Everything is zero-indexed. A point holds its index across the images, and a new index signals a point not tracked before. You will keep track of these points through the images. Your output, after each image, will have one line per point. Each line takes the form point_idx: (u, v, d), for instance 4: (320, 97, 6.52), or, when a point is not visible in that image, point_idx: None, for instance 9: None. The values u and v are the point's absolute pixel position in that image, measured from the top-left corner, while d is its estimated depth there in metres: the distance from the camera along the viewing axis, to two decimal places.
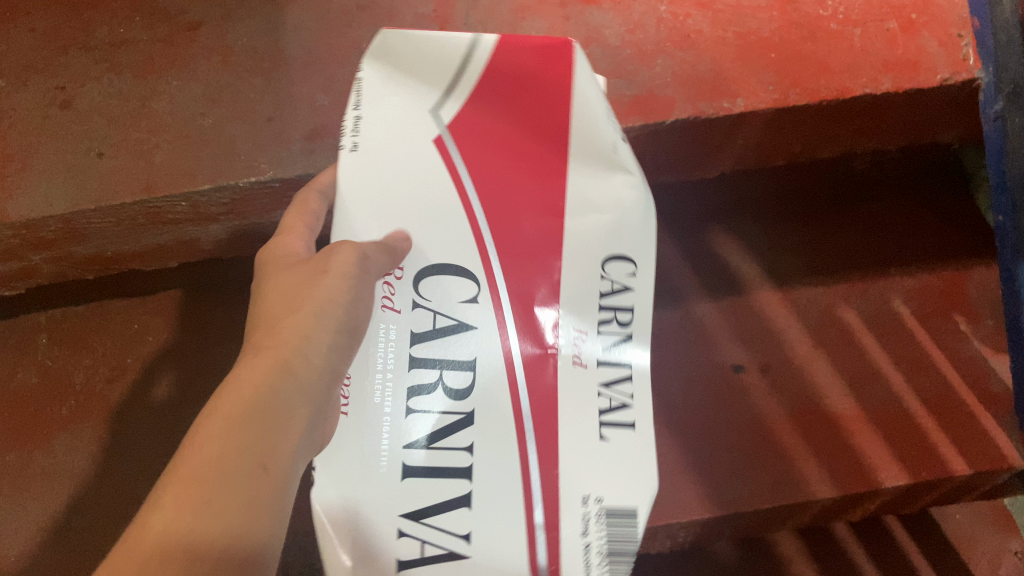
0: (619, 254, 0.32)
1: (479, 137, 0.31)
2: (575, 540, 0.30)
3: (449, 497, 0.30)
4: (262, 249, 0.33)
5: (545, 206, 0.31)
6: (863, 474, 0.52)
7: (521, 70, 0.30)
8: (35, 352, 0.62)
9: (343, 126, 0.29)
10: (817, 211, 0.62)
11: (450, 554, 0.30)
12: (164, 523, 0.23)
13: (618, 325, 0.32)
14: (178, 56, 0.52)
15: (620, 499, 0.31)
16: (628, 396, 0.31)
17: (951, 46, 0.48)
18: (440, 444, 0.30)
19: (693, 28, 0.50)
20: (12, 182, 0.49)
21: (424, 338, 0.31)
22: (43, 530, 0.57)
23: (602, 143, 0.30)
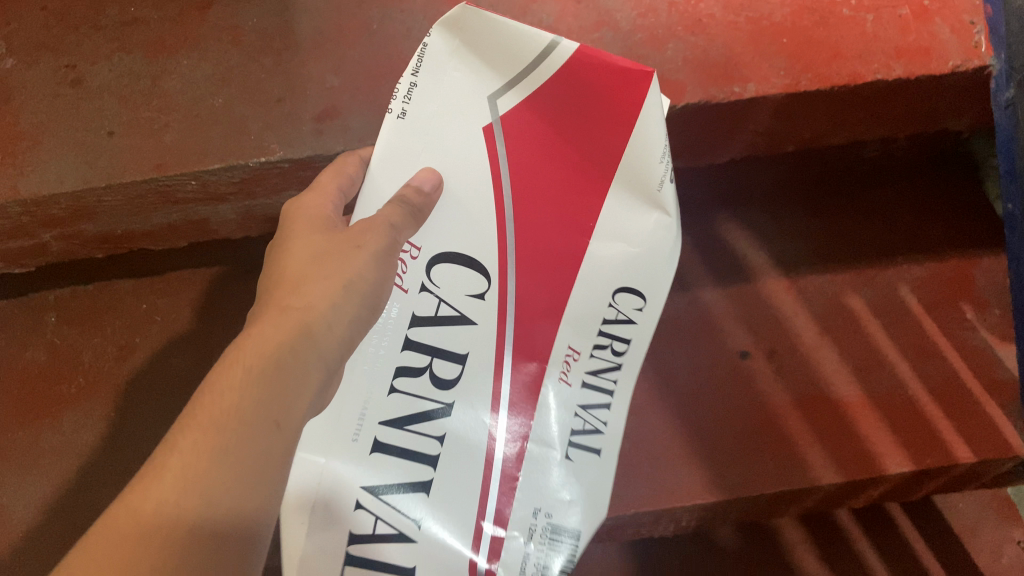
0: (633, 289, 0.37)
1: (531, 134, 0.34)
2: (515, 547, 0.37)
3: (411, 480, 0.35)
4: (292, 201, 0.36)
5: (575, 216, 0.36)
6: (868, 461, 0.52)
7: (594, 88, 0.33)
8: (45, 331, 0.63)
9: (397, 90, 0.32)
10: (826, 199, 0.62)
11: (399, 534, 0.35)
12: (182, 465, 0.26)
13: (612, 353, 0.38)
14: (188, 35, 0.52)
15: (566, 524, 0.37)
16: (602, 423, 0.38)
17: (963, 32, 0.48)
18: (417, 425, 0.35)
19: (705, 13, 0.49)
20: (23, 159, 0.49)
21: (423, 322, 0.35)
22: (51, 506, 0.57)
23: (650, 180, 0.34)
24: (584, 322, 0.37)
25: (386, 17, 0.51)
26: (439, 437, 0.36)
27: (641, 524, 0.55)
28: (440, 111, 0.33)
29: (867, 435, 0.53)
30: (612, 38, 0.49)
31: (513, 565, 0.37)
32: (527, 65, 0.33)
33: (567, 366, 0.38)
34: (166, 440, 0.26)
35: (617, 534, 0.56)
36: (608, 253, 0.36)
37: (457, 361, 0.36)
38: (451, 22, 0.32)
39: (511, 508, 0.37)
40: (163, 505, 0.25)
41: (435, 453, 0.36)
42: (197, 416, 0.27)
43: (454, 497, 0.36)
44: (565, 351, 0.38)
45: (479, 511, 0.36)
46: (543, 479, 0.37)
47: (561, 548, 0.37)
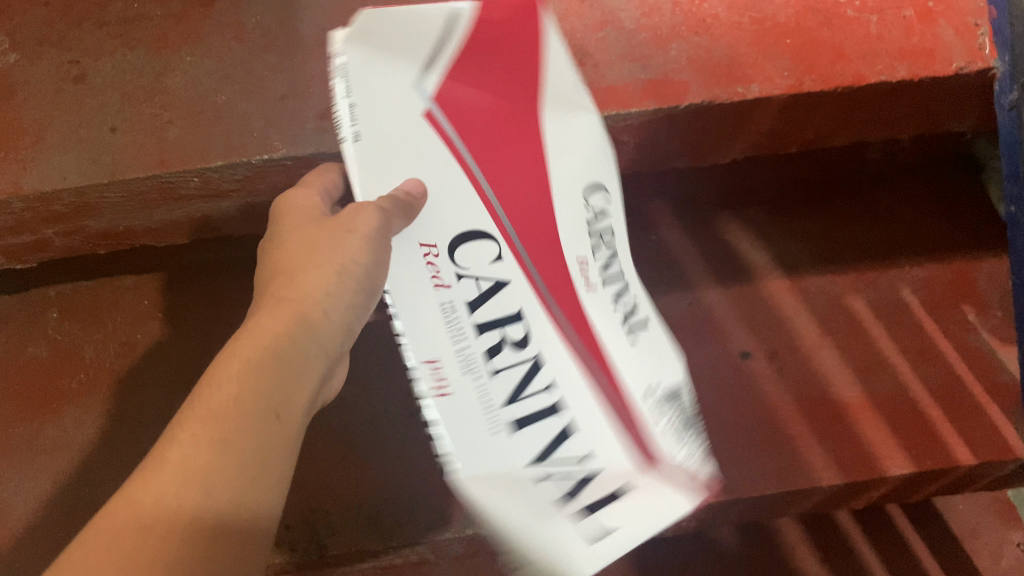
0: (596, 182, 0.41)
1: (466, 100, 0.40)
2: (652, 427, 0.40)
3: (553, 437, 0.40)
4: (279, 199, 0.39)
5: (530, 147, 0.41)
6: (869, 462, 0.52)
7: (496, 41, 0.39)
8: (46, 326, 0.63)
9: (342, 119, 0.37)
10: (828, 200, 0.62)
11: (585, 479, 0.40)
12: (183, 456, 0.28)
13: (606, 243, 0.41)
14: (191, 32, 0.52)
15: (671, 381, 0.41)
16: (634, 302, 0.41)
17: (967, 34, 0.48)
18: (524, 393, 0.40)
19: (709, 13, 0.49)
20: (27, 155, 0.49)
21: (478, 301, 0.40)
22: (51, 502, 0.57)
23: (565, 91, 0.40)
24: (579, 233, 0.41)
25: None
26: (546, 387, 0.41)
27: None
28: (379, 111, 0.38)
29: (868, 436, 0.53)
30: (615, 37, 0.49)
31: (667, 446, 0.40)
32: (433, 41, 0.39)
33: (585, 273, 0.41)
34: (166, 434, 0.28)
35: None
36: (567, 165, 0.41)
37: (517, 319, 0.41)
38: (352, 37, 0.38)
39: (625, 399, 0.40)
40: (163, 496, 0.26)
41: (551, 403, 0.40)
42: (197, 409, 0.29)
43: (593, 432, 0.40)
44: (576, 261, 0.41)
45: (614, 425, 0.40)
46: (632, 365, 0.41)
47: (679, 403, 0.41)
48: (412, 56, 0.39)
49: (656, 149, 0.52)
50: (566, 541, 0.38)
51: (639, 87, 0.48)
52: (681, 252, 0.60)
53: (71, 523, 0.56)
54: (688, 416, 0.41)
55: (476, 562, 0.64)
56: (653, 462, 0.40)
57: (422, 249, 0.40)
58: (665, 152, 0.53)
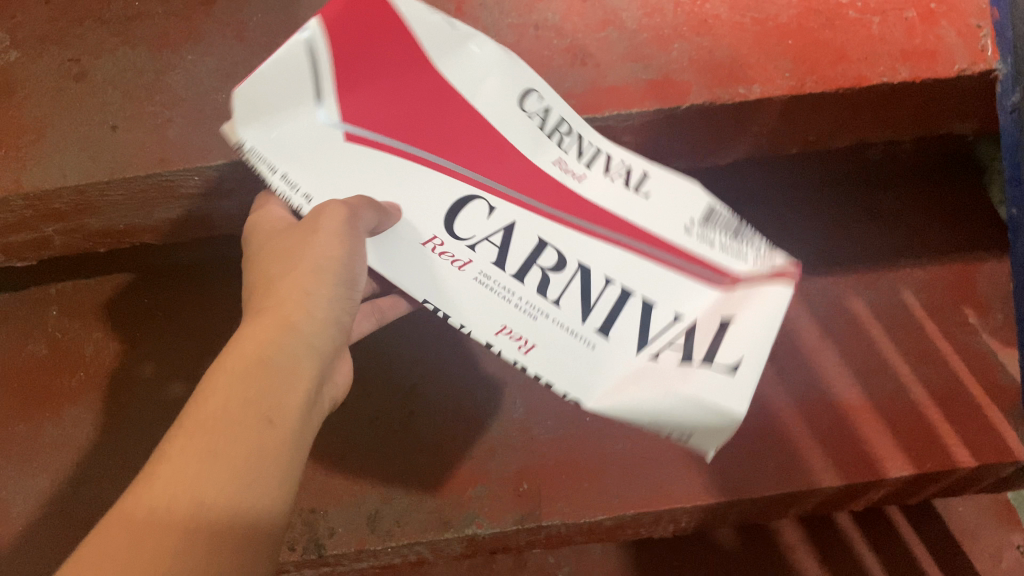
0: (524, 90, 0.39)
1: (372, 99, 0.38)
2: (710, 251, 0.38)
3: (640, 322, 0.37)
4: (250, 220, 0.40)
5: (456, 103, 0.39)
6: (869, 464, 0.52)
7: (349, 29, 0.37)
8: (46, 324, 0.63)
9: (285, 193, 0.37)
10: (830, 202, 0.62)
11: (688, 330, 0.36)
12: (174, 470, 0.28)
13: (568, 137, 0.39)
14: (193, 31, 0.52)
15: (698, 207, 0.39)
16: (626, 164, 0.39)
17: (970, 36, 0.48)
18: (593, 305, 0.37)
19: (711, 13, 0.49)
20: (27, 153, 0.49)
21: (504, 257, 0.37)
22: (50, 500, 0.57)
23: (438, 27, 0.38)
24: (545, 146, 0.39)
25: None
26: (608, 282, 0.37)
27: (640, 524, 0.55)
28: (313, 165, 0.38)
29: (868, 438, 0.53)
30: (617, 37, 0.49)
31: (727, 256, 0.37)
32: (307, 66, 0.37)
33: (568, 168, 0.39)
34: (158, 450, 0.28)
35: (617, 534, 0.56)
36: (491, 90, 0.39)
37: (546, 246, 0.38)
38: (240, 117, 0.37)
39: (673, 246, 0.38)
40: (155, 512, 0.27)
41: (620, 293, 0.37)
42: (186, 424, 0.29)
43: (667, 293, 0.37)
44: (556, 165, 0.39)
45: (681, 272, 0.37)
46: (656, 215, 0.38)
47: (716, 216, 0.39)
48: (304, 98, 0.37)
49: (658, 150, 0.52)
50: (706, 391, 0.34)
51: (640, 87, 0.48)
52: None
53: (68, 521, 0.56)
54: (735, 227, 0.39)
55: (476, 561, 0.64)
56: (733, 275, 0.37)
57: (427, 243, 0.38)
58: (666, 153, 0.53)
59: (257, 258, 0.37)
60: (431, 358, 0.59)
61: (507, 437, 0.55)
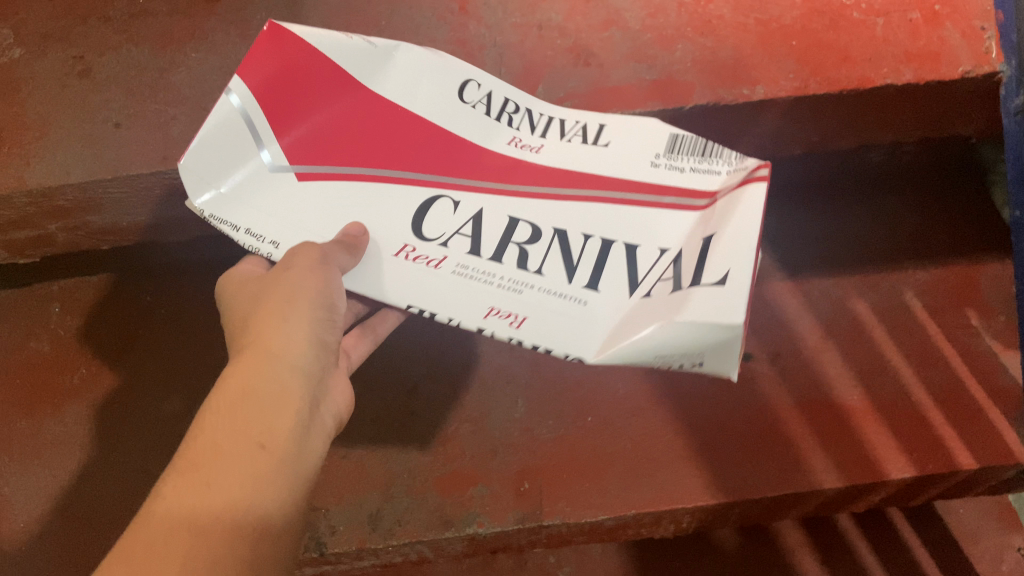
0: (461, 83, 0.40)
1: (320, 133, 0.39)
2: (682, 176, 0.37)
3: (627, 270, 0.36)
4: (222, 277, 0.40)
5: (399, 113, 0.40)
6: (872, 466, 0.52)
7: (275, 74, 0.39)
8: (48, 321, 0.63)
9: (253, 245, 0.37)
10: (833, 204, 0.62)
11: (675, 259, 0.35)
12: (167, 508, 0.29)
13: (518, 113, 0.40)
14: (197, 29, 0.52)
15: (659, 145, 0.38)
16: (579, 124, 0.40)
17: (974, 38, 0.48)
18: (581, 259, 0.36)
19: (714, 14, 0.49)
20: (31, 149, 0.49)
21: (479, 245, 0.37)
22: (52, 497, 0.57)
23: (359, 47, 0.39)
24: (496, 132, 0.40)
25: (395, 13, 0.51)
26: (586, 237, 0.37)
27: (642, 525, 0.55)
28: (272, 212, 0.38)
29: (870, 440, 0.53)
30: (620, 37, 0.49)
31: (701, 177, 0.37)
32: (243, 124, 0.38)
33: (523, 145, 0.39)
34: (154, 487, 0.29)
35: (617, 534, 0.57)
36: (426, 90, 0.40)
37: (521, 222, 0.37)
38: (190, 189, 0.37)
39: (642, 186, 0.37)
40: (152, 549, 0.28)
41: (602, 244, 0.36)
42: (179, 462, 0.30)
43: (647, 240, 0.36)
44: (512, 142, 0.39)
45: (656, 202, 0.37)
46: (619, 162, 0.38)
47: (681, 142, 0.38)
48: (247, 151, 0.38)
49: None
50: (696, 309, 0.31)
51: (643, 88, 0.48)
52: None
53: (70, 519, 0.56)
54: (704, 147, 0.38)
55: (477, 561, 0.64)
56: (711, 195, 0.36)
57: (399, 251, 0.37)
58: None
59: (230, 305, 0.38)
60: (431, 358, 0.59)
61: (507, 437, 0.55)
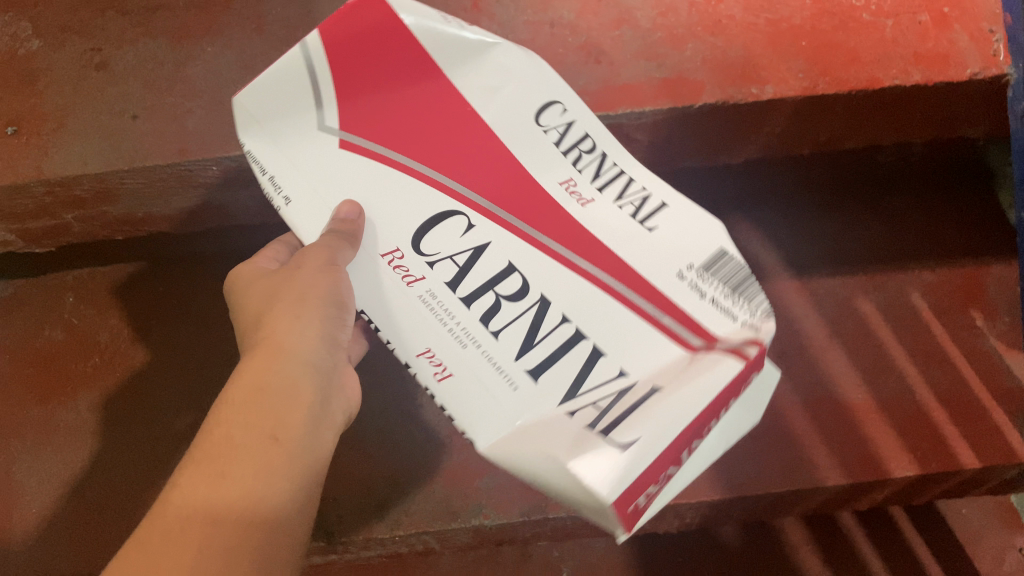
0: (545, 104, 0.39)
1: (375, 115, 0.38)
2: (696, 302, 0.33)
3: (583, 367, 0.34)
4: (233, 271, 0.42)
5: (463, 121, 0.38)
6: (876, 464, 0.52)
7: (359, 34, 0.37)
8: (62, 310, 0.64)
9: (268, 191, 0.38)
10: (840, 203, 0.62)
11: (620, 390, 0.32)
12: (185, 497, 0.29)
13: (586, 153, 0.38)
14: (213, 23, 0.52)
15: (703, 256, 0.34)
16: (641, 190, 0.37)
17: (982, 40, 0.48)
18: (541, 334, 0.35)
19: (724, 13, 0.50)
20: (49, 139, 0.50)
21: (459, 278, 0.36)
22: (64, 484, 0.57)
23: (453, 36, 0.38)
24: (554, 165, 0.38)
25: None
26: (563, 319, 0.35)
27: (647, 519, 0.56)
28: (301, 170, 0.38)
29: (874, 439, 0.53)
30: (631, 36, 0.50)
31: (714, 313, 0.33)
32: (307, 81, 0.38)
33: (574, 190, 0.37)
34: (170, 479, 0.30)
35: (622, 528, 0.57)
36: (504, 99, 0.39)
37: (513, 272, 0.36)
38: (241, 124, 0.38)
39: (660, 292, 0.34)
40: (169, 534, 0.28)
41: (574, 331, 0.35)
42: (195, 455, 0.31)
43: (624, 350, 0.34)
44: (561, 185, 0.38)
45: (651, 318, 0.34)
46: (654, 257, 0.35)
47: (723, 266, 0.34)
48: (302, 105, 0.38)
49: (669, 148, 0.53)
50: (579, 463, 0.29)
51: (653, 86, 0.49)
52: None
53: (80, 506, 0.57)
54: (740, 285, 0.33)
55: (482, 554, 0.65)
56: (708, 337, 0.32)
57: (385, 257, 0.38)
58: (676, 151, 0.54)
59: (241, 300, 0.39)
60: None
61: None
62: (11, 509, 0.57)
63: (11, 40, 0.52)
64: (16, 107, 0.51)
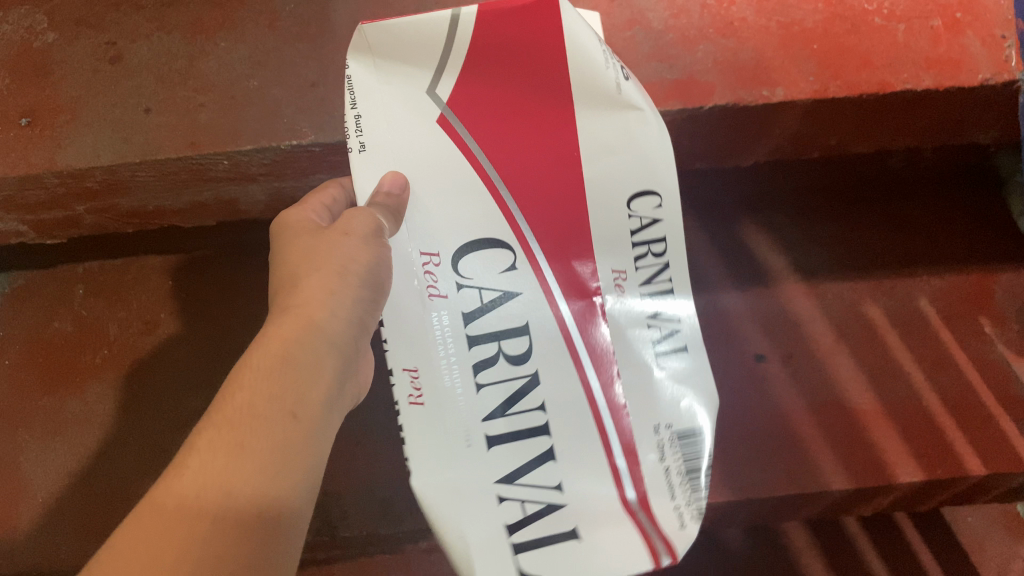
0: (644, 189, 0.37)
1: (485, 113, 0.37)
2: (653, 465, 0.39)
3: (535, 456, 0.39)
4: (278, 217, 0.40)
5: (559, 158, 0.37)
6: (879, 468, 0.53)
7: (508, 33, 0.35)
8: (72, 302, 0.64)
9: (348, 128, 0.36)
10: (850, 205, 0.61)
11: (549, 505, 0.39)
12: (201, 462, 0.29)
13: (653, 257, 0.38)
14: (226, 18, 0.52)
15: (686, 425, 0.38)
16: (675, 320, 0.38)
17: (994, 46, 0.48)
18: (514, 409, 0.39)
19: (737, 16, 0.50)
20: (61, 131, 0.50)
21: (474, 315, 0.38)
22: (72, 474, 0.59)
23: (607, 84, 0.35)
24: (614, 247, 0.38)
25: (422, 8, 0.52)
26: (540, 407, 0.39)
27: None
28: (387, 127, 0.36)
29: (879, 443, 0.54)
30: (644, 37, 0.50)
31: (660, 484, 0.38)
32: (443, 49, 0.35)
33: (620, 289, 0.39)
34: (186, 442, 0.30)
35: None
36: (618, 165, 0.37)
37: (523, 334, 0.39)
38: (358, 45, 0.35)
39: (632, 436, 0.39)
40: (184, 498, 0.28)
41: (544, 422, 0.39)
42: (214, 419, 0.31)
43: (573, 461, 0.39)
44: (612, 276, 0.38)
45: (608, 451, 0.39)
46: (649, 396, 0.39)
47: (692, 447, 0.38)
48: (423, 63, 0.36)
49: (682, 149, 0.53)
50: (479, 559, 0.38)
51: (665, 87, 0.49)
52: (701, 254, 0.60)
53: (88, 497, 0.58)
54: (691, 473, 0.38)
55: None
56: (643, 503, 0.39)
57: (422, 258, 0.38)
58: (688, 154, 0.54)
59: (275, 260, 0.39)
60: None
61: None
62: (17, 496, 0.59)
63: (26, 33, 0.53)
64: (31, 99, 0.51)
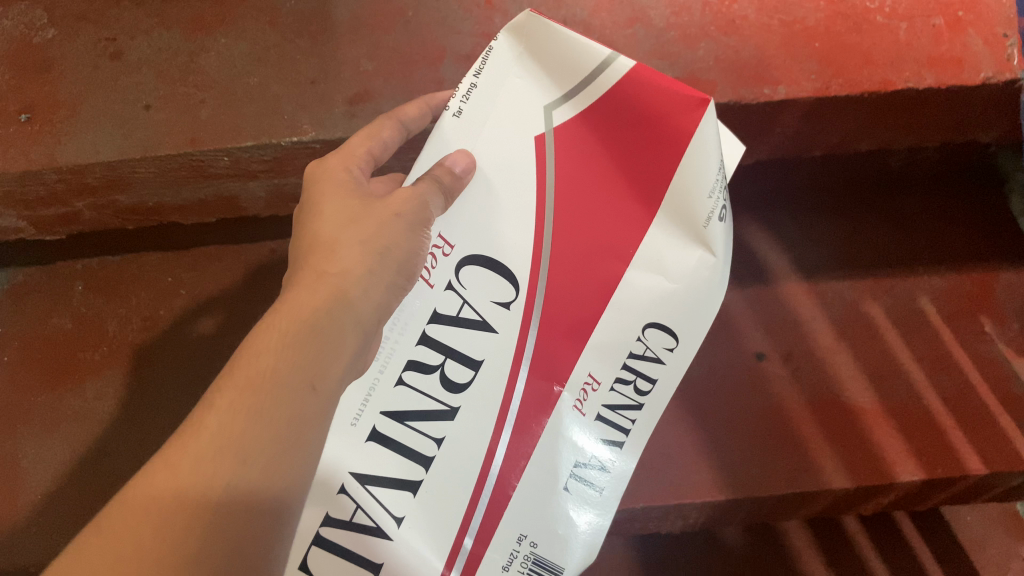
0: (667, 328, 0.38)
1: (571, 155, 0.35)
2: (495, 568, 0.39)
3: (401, 479, 0.36)
4: (314, 163, 0.35)
5: (612, 243, 0.37)
6: (880, 468, 0.52)
7: (654, 109, 0.33)
8: (70, 299, 0.64)
9: (456, 89, 0.32)
10: (850, 205, 0.62)
11: (376, 527, 0.37)
12: (219, 422, 0.27)
13: (634, 389, 0.39)
14: (227, 14, 0.52)
15: (547, 554, 0.39)
16: (607, 461, 0.40)
17: (996, 45, 0.48)
18: (415, 425, 0.36)
19: (738, 14, 0.50)
20: (60, 127, 0.50)
21: (446, 320, 0.36)
22: (69, 472, 0.59)
23: (699, 216, 0.35)
24: (615, 348, 0.38)
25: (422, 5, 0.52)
26: (438, 439, 0.37)
27: (649, 519, 0.55)
28: (491, 113, 0.33)
29: (880, 443, 0.53)
30: (644, 35, 0.50)
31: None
32: (583, 79, 0.33)
33: (584, 395, 0.39)
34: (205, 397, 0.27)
35: (625, 528, 0.57)
36: (653, 284, 0.37)
37: (473, 366, 0.37)
38: (524, 27, 0.32)
39: (495, 529, 0.38)
40: (200, 464, 0.26)
41: (432, 455, 0.37)
42: (233, 378, 0.28)
43: (431, 506, 0.37)
44: (584, 379, 0.38)
45: (464, 529, 0.38)
46: (534, 509, 0.39)
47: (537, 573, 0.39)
48: (558, 83, 0.33)
49: None
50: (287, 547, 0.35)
51: None
52: None
53: (86, 494, 0.58)
54: None
55: None
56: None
57: (435, 240, 0.34)
58: None
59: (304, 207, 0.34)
60: None
61: None
62: (14, 494, 0.58)
63: (26, 29, 0.52)
64: (31, 94, 0.51)
